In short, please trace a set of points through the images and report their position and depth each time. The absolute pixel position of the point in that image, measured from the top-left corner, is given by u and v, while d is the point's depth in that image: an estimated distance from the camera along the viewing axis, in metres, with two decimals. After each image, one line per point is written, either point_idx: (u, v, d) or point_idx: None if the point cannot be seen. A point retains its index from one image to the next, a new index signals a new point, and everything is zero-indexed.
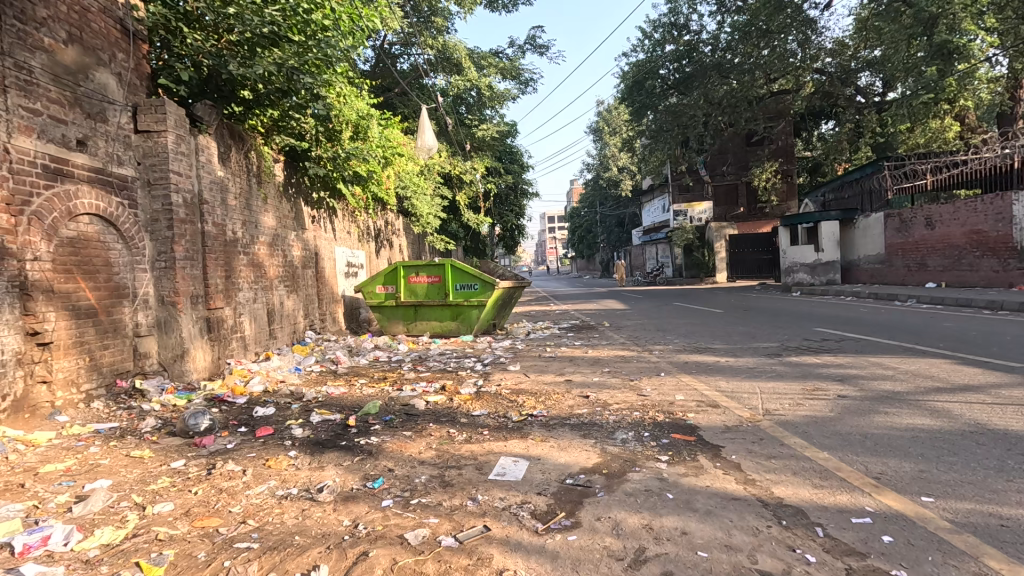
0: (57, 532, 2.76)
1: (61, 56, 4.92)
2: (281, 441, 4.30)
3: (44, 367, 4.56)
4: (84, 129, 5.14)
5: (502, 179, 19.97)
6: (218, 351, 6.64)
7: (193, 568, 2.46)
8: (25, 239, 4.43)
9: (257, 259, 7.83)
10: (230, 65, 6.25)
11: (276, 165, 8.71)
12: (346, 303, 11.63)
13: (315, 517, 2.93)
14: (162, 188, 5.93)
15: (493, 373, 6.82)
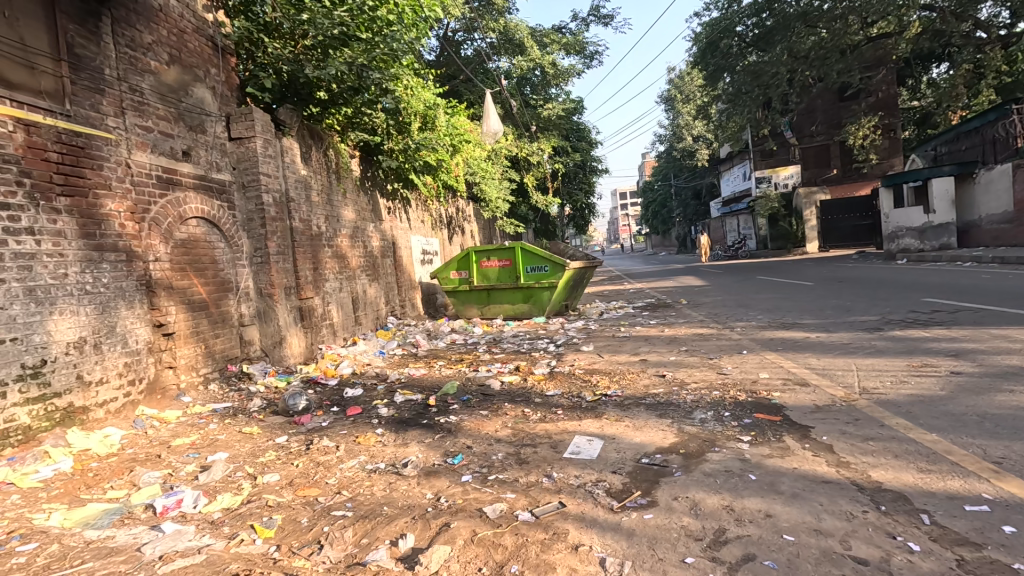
0: (188, 496, 3.18)
1: (165, 76, 5.48)
2: (368, 419, 4.62)
3: (170, 354, 5.20)
4: (188, 141, 5.70)
5: (570, 157, 19.65)
6: (311, 337, 7.22)
7: (298, 532, 2.74)
8: (147, 242, 5.03)
9: (340, 251, 8.36)
10: (306, 69, 6.67)
11: (353, 161, 9.18)
12: (423, 290, 12.11)
13: (401, 489, 3.13)
14: (255, 190, 6.47)
15: (567, 353, 6.85)
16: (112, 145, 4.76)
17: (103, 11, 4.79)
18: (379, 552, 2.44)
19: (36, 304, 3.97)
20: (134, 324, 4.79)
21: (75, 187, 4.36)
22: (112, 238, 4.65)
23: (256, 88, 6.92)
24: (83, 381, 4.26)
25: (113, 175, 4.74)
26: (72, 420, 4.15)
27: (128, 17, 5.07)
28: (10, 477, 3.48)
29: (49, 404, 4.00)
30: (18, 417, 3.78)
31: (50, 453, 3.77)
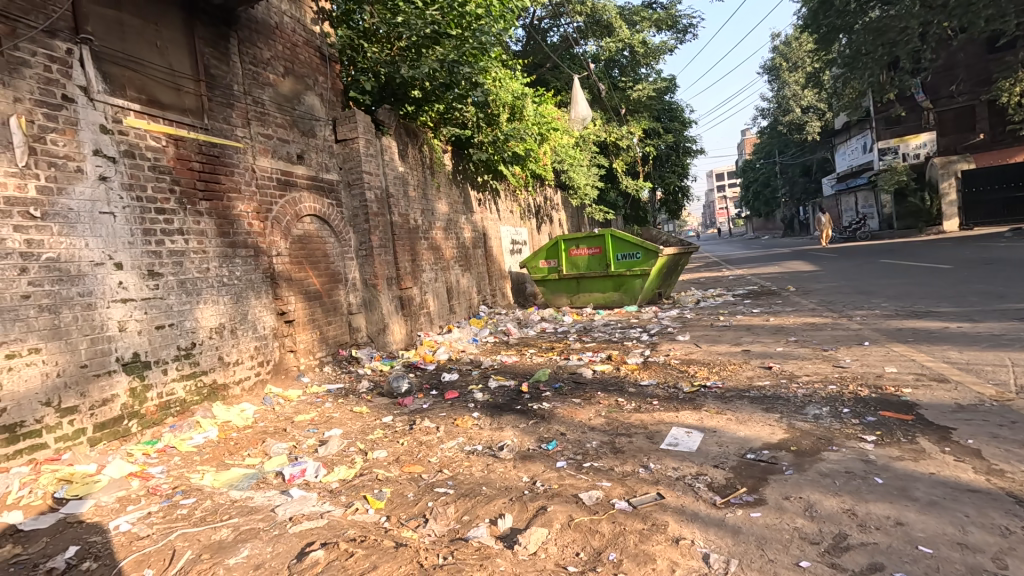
0: (310, 467, 3.53)
1: (282, 87, 6.04)
2: (465, 403, 4.82)
3: (291, 339, 5.78)
4: (301, 145, 6.25)
5: (662, 139, 18.77)
6: (410, 325, 7.66)
7: (405, 504, 2.95)
8: (271, 239, 5.60)
9: (435, 243, 8.75)
10: (402, 69, 7.05)
11: (446, 156, 9.49)
12: (513, 279, 12.33)
13: (497, 471, 3.24)
14: (359, 188, 6.95)
15: (662, 343, 6.62)
16: (241, 153, 5.35)
17: (230, 34, 5.38)
18: (480, 529, 2.54)
19: (186, 294, 4.59)
20: (261, 312, 5.38)
21: (213, 192, 4.97)
22: (243, 236, 5.24)
23: (358, 91, 7.41)
24: (223, 362, 4.90)
25: (243, 180, 5.33)
26: (216, 395, 4.79)
27: (251, 37, 5.65)
28: (173, 442, 4.08)
29: (199, 380, 4.64)
30: (176, 391, 4.42)
31: (201, 423, 4.37)
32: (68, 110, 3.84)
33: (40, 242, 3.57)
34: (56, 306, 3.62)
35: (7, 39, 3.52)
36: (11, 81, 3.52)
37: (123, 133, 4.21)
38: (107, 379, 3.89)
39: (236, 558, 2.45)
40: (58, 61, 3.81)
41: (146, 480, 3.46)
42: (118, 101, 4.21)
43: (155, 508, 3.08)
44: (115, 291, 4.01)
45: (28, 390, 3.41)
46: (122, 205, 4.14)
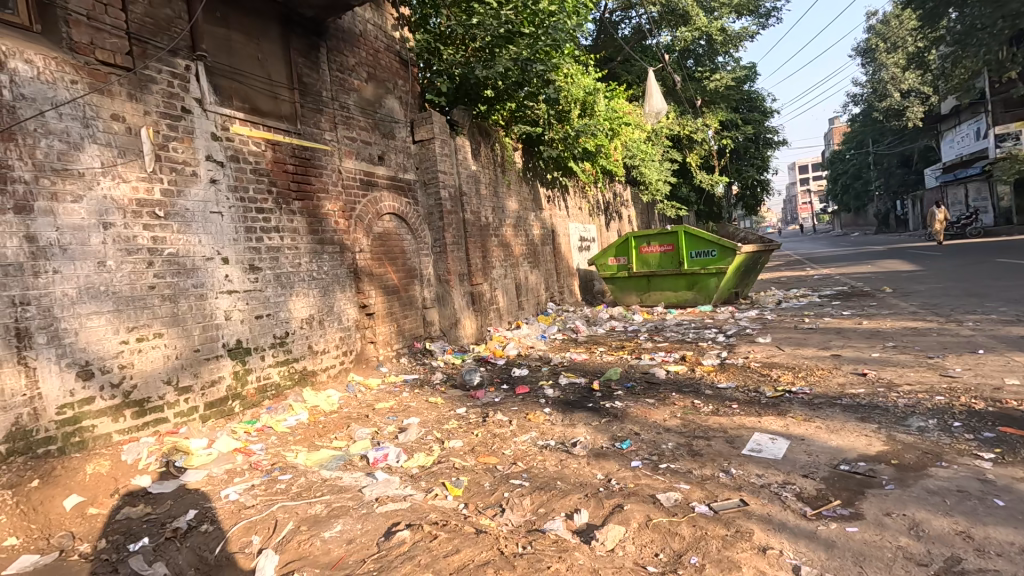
0: (391, 452, 3.72)
1: (365, 92, 6.36)
2: (536, 399, 4.87)
3: (372, 331, 6.11)
4: (382, 147, 6.56)
5: (741, 131, 17.82)
6: (481, 320, 7.84)
7: (482, 493, 3.04)
8: (355, 236, 5.94)
9: (505, 240, 8.88)
10: (477, 70, 7.23)
11: (517, 154, 9.58)
12: (581, 277, 12.25)
13: (571, 467, 3.27)
14: (434, 186, 7.19)
15: (740, 344, 6.32)
16: (329, 156, 5.71)
17: (320, 44, 5.74)
18: (556, 522, 2.58)
19: (281, 287, 4.98)
20: (345, 305, 5.73)
21: (305, 192, 5.35)
22: (330, 233, 5.59)
23: (434, 92, 7.68)
24: (312, 350, 5.27)
25: (330, 181, 5.68)
26: (306, 381, 5.16)
27: (338, 46, 6.00)
28: (270, 422, 4.45)
29: (292, 366, 5.03)
30: (272, 376, 4.82)
31: (293, 406, 4.73)
32: (186, 121, 4.28)
33: (163, 239, 4.01)
34: (175, 296, 4.05)
35: (139, 59, 3.97)
36: (142, 96, 3.98)
37: (230, 140, 4.63)
38: (215, 362, 4.31)
39: (331, 532, 2.64)
40: (178, 76, 4.25)
41: (248, 455, 3.80)
42: (225, 110, 4.63)
43: (258, 481, 3.38)
44: (222, 283, 4.42)
45: (154, 369, 3.86)
46: (228, 205, 4.55)
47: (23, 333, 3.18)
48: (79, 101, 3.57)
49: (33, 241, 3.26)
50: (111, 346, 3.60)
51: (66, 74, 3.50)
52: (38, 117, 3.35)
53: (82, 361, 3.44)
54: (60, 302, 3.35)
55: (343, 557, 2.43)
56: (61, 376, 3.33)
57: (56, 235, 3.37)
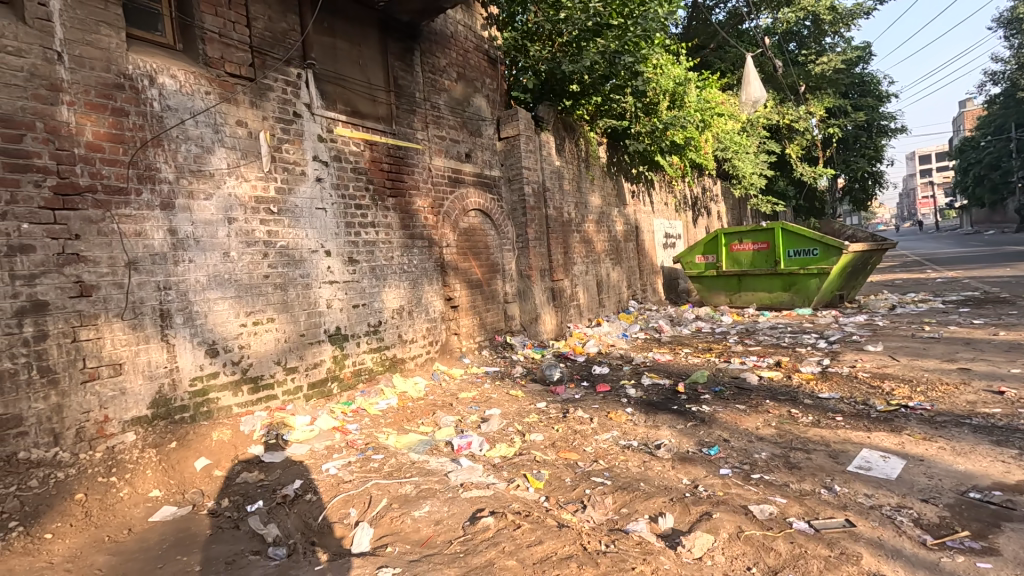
0: (475, 441, 3.83)
1: (455, 92, 6.56)
2: (618, 398, 4.79)
3: (456, 323, 6.33)
4: (470, 145, 6.74)
5: (850, 118, 16.24)
6: (561, 316, 7.85)
7: (563, 488, 3.06)
8: (442, 231, 6.17)
9: (587, 236, 8.79)
10: (564, 64, 7.17)
11: (601, 148, 9.43)
12: (665, 275, 11.84)
13: (655, 469, 3.18)
14: (518, 182, 7.28)
15: (845, 352, 5.79)
16: (420, 154, 5.97)
17: (415, 47, 6.00)
18: (640, 524, 2.54)
19: (375, 279, 5.30)
20: (432, 297, 5.98)
21: (398, 189, 5.64)
22: (420, 229, 5.86)
23: (520, 90, 7.71)
24: (402, 339, 5.57)
25: (421, 178, 5.94)
26: (395, 367, 5.47)
27: (431, 48, 6.23)
28: (363, 404, 4.76)
29: (383, 353, 5.35)
30: (366, 361, 5.16)
31: (384, 391, 5.04)
32: (296, 124, 4.67)
33: (276, 233, 4.42)
34: (286, 285, 4.46)
35: (259, 70, 4.39)
36: (261, 103, 4.40)
37: (334, 141, 4.98)
38: (317, 347, 4.68)
39: (420, 512, 2.79)
40: (291, 84, 4.64)
41: (345, 434, 4.10)
42: (330, 114, 4.98)
43: (354, 458, 3.65)
44: (325, 274, 4.79)
45: (267, 350, 4.27)
46: (331, 201, 4.91)
47: (166, 314, 3.64)
48: (211, 110, 4.02)
49: (174, 234, 3.72)
50: (232, 328, 4.03)
51: (202, 85, 3.95)
52: (179, 125, 3.81)
53: (210, 341, 3.88)
54: (193, 288, 3.80)
55: (432, 537, 2.55)
56: (193, 353, 3.78)
57: (192, 229, 3.82)
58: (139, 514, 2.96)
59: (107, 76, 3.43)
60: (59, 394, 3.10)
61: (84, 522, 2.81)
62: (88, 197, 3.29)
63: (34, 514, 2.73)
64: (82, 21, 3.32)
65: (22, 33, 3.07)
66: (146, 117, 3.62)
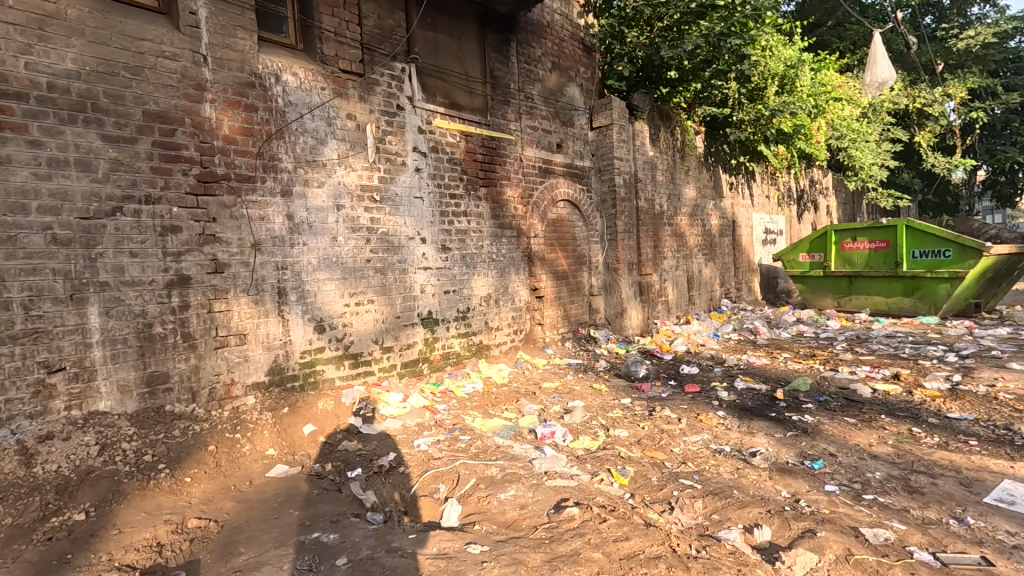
0: (558, 431, 3.84)
1: (549, 82, 6.52)
2: (708, 399, 4.58)
3: (540, 313, 6.37)
4: (561, 135, 6.69)
5: (1000, 100, 14.07)
6: (647, 311, 7.63)
7: (649, 487, 2.99)
8: (531, 221, 6.21)
9: (679, 230, 8.43)
10: (663, 49, 7.00)
11: (699, 138, 8.95)
12: (763, 273, 11.08)
13: (750, 478, 3.01)
14: (609, 173, 7.12)
15: (982, 369, 5.08)
16: (513, 145, 6.03)
17: (511, 38, 6.04)
18: (733, 533, 2.42)
19: (466, 267, 5.47)
20: (518, 287, 6.06)
21: (491, 179, 5.75)
22: (510, 219, 5.94)
23: (615, 78, 7.57)
24: (488, 326, 5.71)
25: (512, 169, 6.01)
26: (481, 353, 5.63)
27: (527, 38, 6.24)
28: (451, 386, 4.96)
29: (470, 339, 5.52)
30: (454, 345, 5.35)
31: (471, 374, 5.22)
32: (399, 117, 4.91)
33: (378, 220, 4.69)
34: (385, 269, 4.73)
35: (368, 66, 4.66)
36: (369, 97, 4.67)
37: (432, 132, 5.18)
38: (411, 329, 4.94)
39: (505, 494, 2.86)
40: (395, 78, 4.88)
41: (434, 413, 4.29)
42: (430, 106, 5.18)
43: (442, 437, 3.81)
44: (420, 260, 5.03)
45: (366, 330, 4.57)
46: (428, 190, 5.13)
47: (282, 291, 4.01)
48: (326, 105, 4.34)
49: (291, 219, 4.07)
50: (337, 307, 4.36)
51: (318, 82, 4.27)
52: (298, 119, 4.15)
53: (318, 318, 4.22)
54: (305, 269, 4.15)
55: (517, 520, 2.61)
56: (303, 328, 4.13)
57: (306, 214, 4.17)
58: (258, 469, 3.31)
59: (240, 76, 3.80)
60: (196, 357, 3.52)
61: (215, 471, 3.18)
62: (224, 184, 3.69)
63: (177, 460, 3.13)
64: (222, 27, 3.71)
65: (175, 40, 3.48)
66: (272, 112, 3.98)
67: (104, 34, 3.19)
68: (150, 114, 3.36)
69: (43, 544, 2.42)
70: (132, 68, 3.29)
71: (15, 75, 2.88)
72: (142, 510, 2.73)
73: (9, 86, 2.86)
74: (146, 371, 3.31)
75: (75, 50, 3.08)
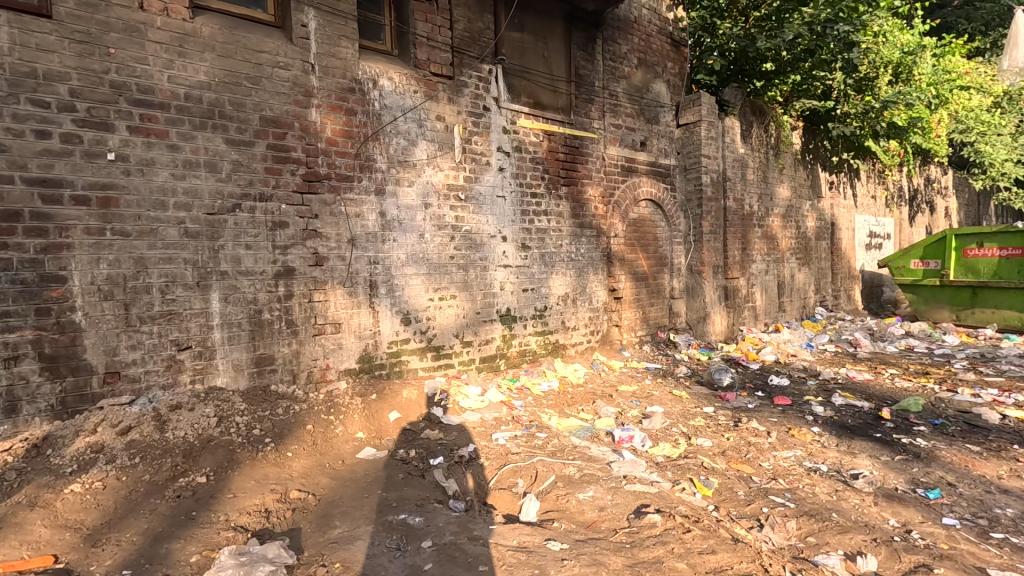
0: (637, 435, 3.75)
1: (634, 78, 6.37)
2: (801, 414, 4.27)
3: (618, 315, 6.25)
4: (645, 133, 6.51)
5: None
6: (732, 317, 7.25)
7: (736, 501, 2.85)
8: (611, 221, 6.11)
9: (771, 232, 7.92)
10: (759, 40, 6.65)
11: (796, 133, 8.35)
12: (865, 280, 10.14)
13: (852, 502, 2.78)
14: (696, 171, 6.84)
15: None
16: (595, 143, 5.96)
17: (597, 35, 5.96)
18: (832, 559, 2.27)
19: (545, 265, 5.50)
20: (597, 287, 5.99)
21: (572, 178, 5.73)
22: (590, 218, 5.89)
23: (706, 72, 7.34)
24: (565, 326, 5.70)
25: (594, 168, 5.95)
26: (558, 352, 5.63)
27: (614, 35, 6.13)
28: (527, 382, 5.03)
29: (547, 337, 5.55)
30: (531, 343, 5.40)
31: (547, 373, 5.24)
32: (485, 117, 5.02)
33: (463, 218, 4.84)
34: (467, 266, 4.87)
35: (457, 68, 4.81)
36: (457, 99, 4.82)
37: (516, 132, 5.25)
38: (490, 325, 5.05)
39: (584, 495, 2.85)
40: (482, 79, 5.00)
41: (511, 409, 4.35)
42: (515, 106, 5.25)
43: (520, 433, 3.86)
44: (500, 258, 5.12)
45: (448, 324, 4.73)
46: (510, 189, 5.21)
47: (374, 284, 4.24)
48: (418, 107, 4.53)
49: (383, 216, 4.31)
50: (422, 301, 4.55)
51: (411, 86, 4.47)
52: (392, 121, 4.37)
53: (405, 311, 4.43)
54: (395, 264, 4.37)
55: (596, 521, 2.59)
56: (391, 320, 4.36)
57: (397, 212, 4.39)
58: (349, 450, 3.54)
59: (343, 82, 4.07)
60: (297, 342, 3.83)
61: (312, 448, 3.45)
62: (325, 183, 3.98)
63: (280, 436, 3.43)
64: (329, 37, 4.00)
65: (289, 51, 3.80)
66: (369, 115, 4.22)
67: (230, 48, 3.54)
68: (266, 119, 3.69)
69: (173, 500, 2.75)
70: (252, 78, 3.63)
71: (160, 87, 3.28)
72: (252, 478, 3.02)
73: (156, 97, 3.26)
74: (256, 353, 3.65)
75: (207, 64, 3.45)
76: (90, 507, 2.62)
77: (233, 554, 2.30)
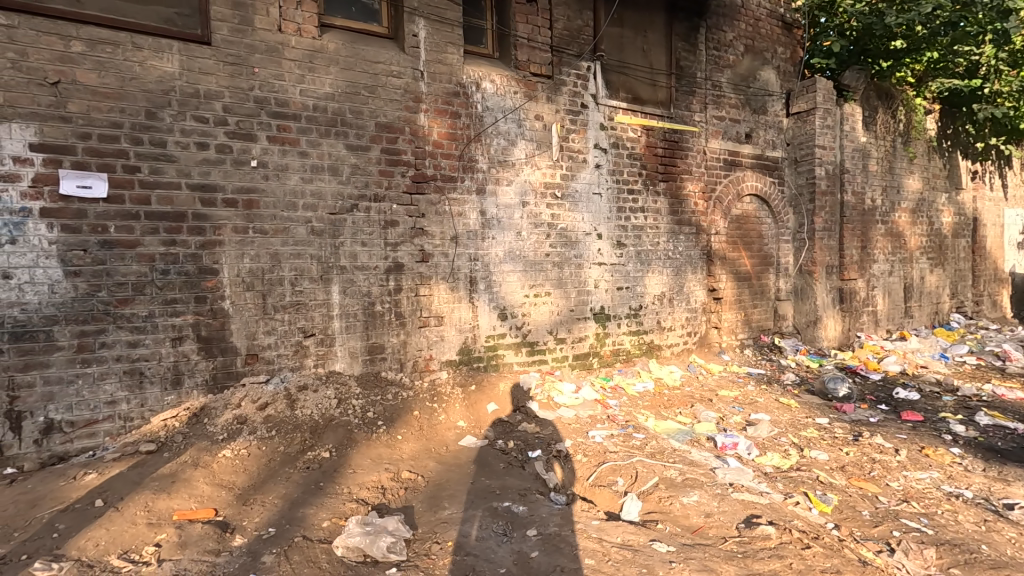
0: (742, 442, 3.57)
1: (740, 67, 6.01)
2: (936, 432, 3.82)
3: (718, 316, 5.96)
4: (751, 124, 6.13)
5: None
6: (849, 322, 6.61)
7: (861, 521, 2.62)
8: (712, 218, 5.83)
9: (896, 229, 7.12)
10: (888, 16, 5.99)
11: (930, 118, 7.42)
12: (1015, 284, 8.80)
13: (1006, 536, 2.50)
14: (808, 164, 6.32)
15: None
16: (696, 136, 5.71)
17: (700, 24, 5.70)
18: None
19: (640, 263, 5.38)
20: (694, 286, 5.76)
21: (671, 173, 5.55)
22: (689, 215, 5.67)
23: (822, 55, 6.72)
24: (660, 325, 5.54)
25: (695, 162, 5.71)
26: (652, 353, 5.50)
27: (719, 22, 5.83)
28: (621, 382, 4.96)
29: (642, 337, 5.43)
30: (624, 342, 5.32)
31: (641, 373, 5.13)
32: (583, 114, 5.01)
33: (559, 216, 4.88)
34: (562, 263, 4.90)
35: (556, 67, 4.84)
36: (555, 98, 4.86)
37: (613, 128, 5.18)
38: (583, 322, 5.05)
39: (688, 499, 2.77)
40: (581, 77, 4.99)
41: (606, 407, 4.33)
42: (613, 102, 5.19)
43: (616, 432, 3.83)
44: (595, 256, 5.10)
45: (543, 321, 4.80)
46: (606, 187, 5.16)
47: (473, 280, 4.41)
48: (517, 108, 4.64)
49: (483, 215, 4.46)
50: (518, 298, 4.65)
51: (511, 87, 4.58)
52: (494, 122, 4.50)
53: (501, 306, 4.56)
54: (493, 262, 4.51)
55: (703, 527, 2.52)
56: (489, 315, 4.51)
57: (496, 211, 4.53)
58: (451, 438, 3.72)
59: (448, 86, 4.27)
60: (405, 333, 4.09)
61: (418, 433, 3.67)
62: (431, 184, 4.20)
63: (391, 419, 3.69)
64: (437, 44, 4.20)
65: (401, 60, 4.05)
66: (472, 118, 4.39)
67: (351, 61, 3.85)
68: (380, 125, 3.97)
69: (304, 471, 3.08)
70: (369, 88, 3.92)
71: (293, 100, 3.65)
72: (368, 457, 3.29)
73: (290, 109, 3.64)
74: (368, 342, 3.95)
75: (332, 76, 3.78)
76: (239, 471, 3.01)
77: (359, 523, 2.54)
